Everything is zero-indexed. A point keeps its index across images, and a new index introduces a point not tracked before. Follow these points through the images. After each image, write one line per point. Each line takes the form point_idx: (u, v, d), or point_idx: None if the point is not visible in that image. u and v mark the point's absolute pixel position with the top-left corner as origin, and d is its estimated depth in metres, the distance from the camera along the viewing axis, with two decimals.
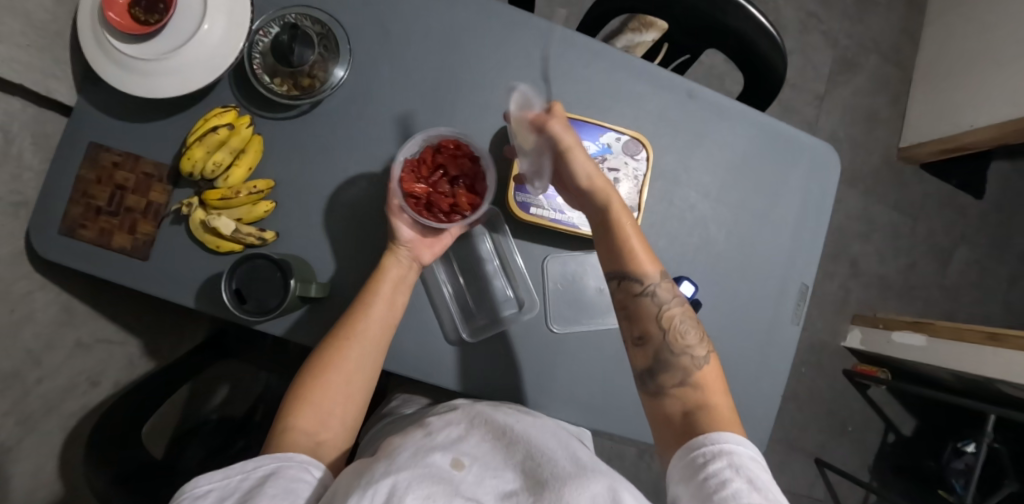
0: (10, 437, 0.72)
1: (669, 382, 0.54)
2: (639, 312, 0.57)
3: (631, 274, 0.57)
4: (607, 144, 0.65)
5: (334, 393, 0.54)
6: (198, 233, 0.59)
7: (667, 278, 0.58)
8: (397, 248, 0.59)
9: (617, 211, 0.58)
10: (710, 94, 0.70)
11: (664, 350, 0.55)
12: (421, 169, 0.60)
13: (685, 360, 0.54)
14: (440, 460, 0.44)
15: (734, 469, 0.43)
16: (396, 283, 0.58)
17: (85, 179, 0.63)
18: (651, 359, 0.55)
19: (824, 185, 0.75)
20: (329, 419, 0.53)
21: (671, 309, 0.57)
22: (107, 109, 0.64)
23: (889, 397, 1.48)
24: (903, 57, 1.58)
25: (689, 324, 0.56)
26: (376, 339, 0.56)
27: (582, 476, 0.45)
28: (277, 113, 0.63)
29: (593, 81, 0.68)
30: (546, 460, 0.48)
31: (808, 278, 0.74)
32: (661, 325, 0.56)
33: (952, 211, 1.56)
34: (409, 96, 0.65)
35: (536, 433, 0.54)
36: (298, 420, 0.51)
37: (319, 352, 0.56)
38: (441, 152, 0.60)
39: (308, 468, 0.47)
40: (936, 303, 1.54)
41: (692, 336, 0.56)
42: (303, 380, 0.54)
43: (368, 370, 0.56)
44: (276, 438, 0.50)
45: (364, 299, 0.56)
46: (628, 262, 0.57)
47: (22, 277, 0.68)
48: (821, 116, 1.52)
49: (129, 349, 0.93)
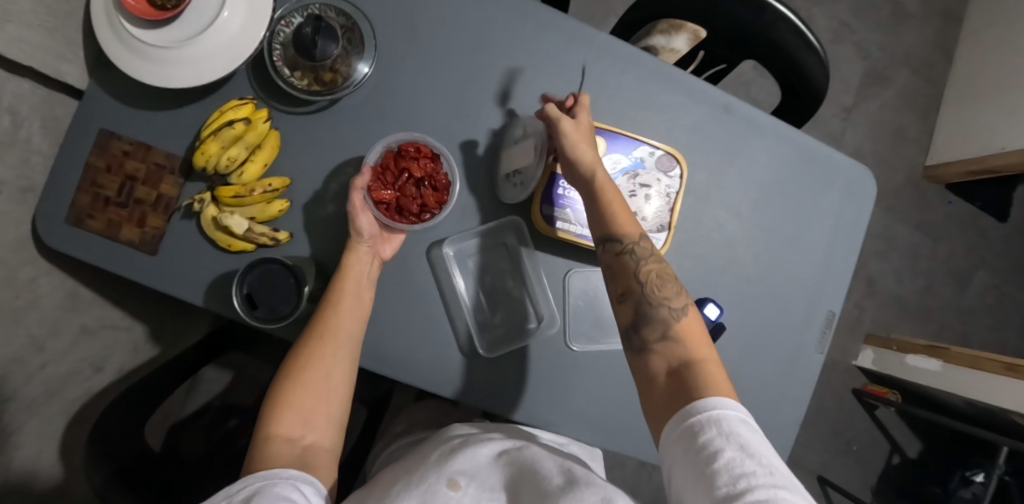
0: (11, 422, 0.70)
1: (652, 336, 0.50)
2: (617, 270, 0.54)
3: (612, 233, 0.55)
4: (640, 158, 0.61)
5: (314, 395, 0.50)
6: (210, 230, 0.57)
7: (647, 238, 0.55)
8: (355, 245, 0.56)
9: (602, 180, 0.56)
10: (747, 109, 0.67)
11: (642, 303, 0.52)
12: (383, 175, 0.57)
13: (663, 312, 0.51)
14: (434, 484, 0.44)
15: (727, 437, 0.39)
16: (360, 279, 0.56)
17: (95, 167, 0.60)
18: (632, 315, 0.52)
19: (859, 210, 0.72)
20: (312, 420, 0.49)
21: (649, 266, 0.54)
22: (121, 95, 0.62)
23: (897, 419, 1.45)
24: (935, 72, 1.54)
25: (667, 279, 0.54)
26: (350, 331, 0.53)
27: (572, 490, 0.43)
28: (295, 108, 0.61)
29: (627, 90, 0.65)
30: (541, 478, 0.46)
31: (836, 305, 0.72)
32: (640, 280, 0.53)
33: (974, 234, 1.52)
34: (434, 96, 0.62)
35: (529, 453, 0.52)
36: (280, 428, 0.47)
37: (293, 355, 0.52)
38: (401, 155, 0.57)
39: (295, 485, 0.41)
40: (952, 326, 1.50)
41: (670, 290, 0.53)
42: (279, 388, 0.50)
43: (346, 365, 0.53)
44: (257, 450, 0.46)
45: (330, 296, 0.54)
46: (610, 222, 0.55)
47: (28, 263, 0.66)
48: (846, 129, 1.48)
49: (134, 336, 0.92)
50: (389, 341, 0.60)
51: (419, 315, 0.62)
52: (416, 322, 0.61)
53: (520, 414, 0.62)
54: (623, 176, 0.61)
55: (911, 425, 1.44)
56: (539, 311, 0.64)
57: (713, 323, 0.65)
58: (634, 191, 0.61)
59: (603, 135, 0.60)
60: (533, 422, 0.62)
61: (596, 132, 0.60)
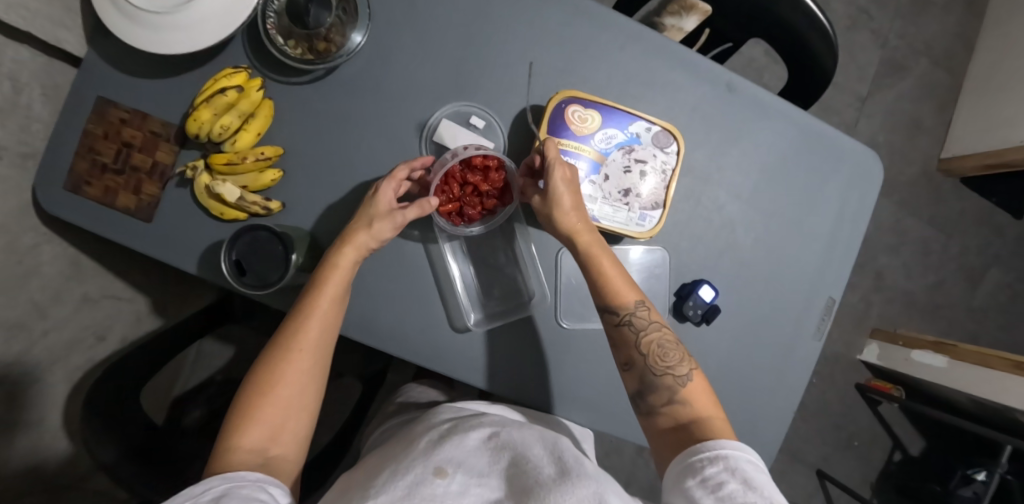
0: (15, 386, 0.72)
1: (657, 404, 0.52)
2: (618, 341, 0.56)
3: (609, 304, 0.56)
4: (636, 134, 0.59)
5: (280, 407, 0.49)
6: (203, 199, 0.57)
7: (647, 303, 0.56)
8: (353, 238, 0.54)
9: (590, 253, 0.56)
10: (751, 89, 0.65)
11: (646, 374, 0.53)
12: (448, 188, 0.58)
13: (667, 380, 0.52)
14: (420, 475, 0.42)
15: (730, 471, 0.42)
16: (342, 281, 0.54)
17: (92, 134, 0.61)
18: (637, 383, 0.54)
19: (864, 193, 0.71)
20: (279, 433, 0.49)
21: (650, 334, 0.54)
22: (120, 63, 0.62)
23: (900, 415, 1.42)
24: (955, 62, 1.49)
25: (670, 343, 0.54)
26: (319, 348, 0.52)
27: (565, 483, 0.42)
28: (289, 78, 0.60)
29: (627, 65, 0.63)
30: (530, 467, 0.45)
31: (836, 292, 0.70)
32: (641, 351, 0.54)
33: (988, 230, 1.48)
34: (430, 68, 0.61)
35: (517, 437, 0.51)
36: (244, 439, 0.47)
37: (261, 365, 0.51)
38: (468, 169, 0.58)
39: (262, 488, 0.42)
40: (960, 324, 1.47)
41: (673, 356, 0.54)
42: (245, 398, 0.49)
43: (314, 379, 0.52)
44: (219, 458, 0.46)
45: (300, 310, 0.52)
46: (606, 293, 0.56)
47: (30, 229, 0.67)
48: (860, 119, 1.45)
49: (137, 307, 0.93)
50: (382, 314, 0.61)
51: (412, 291, 0.61)
52: (408, 298, 0.61)
53: (508, 391, 0.62)
54: (618, 151, 0.60)
55: (913, 422, 1.42)
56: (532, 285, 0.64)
57: (707, 305, 0.63)
58: (628, 167, 0.60)
59: (598, 109, 0.59)
60: (521, 399, 0.62)
61: (591, 106, 0.58)
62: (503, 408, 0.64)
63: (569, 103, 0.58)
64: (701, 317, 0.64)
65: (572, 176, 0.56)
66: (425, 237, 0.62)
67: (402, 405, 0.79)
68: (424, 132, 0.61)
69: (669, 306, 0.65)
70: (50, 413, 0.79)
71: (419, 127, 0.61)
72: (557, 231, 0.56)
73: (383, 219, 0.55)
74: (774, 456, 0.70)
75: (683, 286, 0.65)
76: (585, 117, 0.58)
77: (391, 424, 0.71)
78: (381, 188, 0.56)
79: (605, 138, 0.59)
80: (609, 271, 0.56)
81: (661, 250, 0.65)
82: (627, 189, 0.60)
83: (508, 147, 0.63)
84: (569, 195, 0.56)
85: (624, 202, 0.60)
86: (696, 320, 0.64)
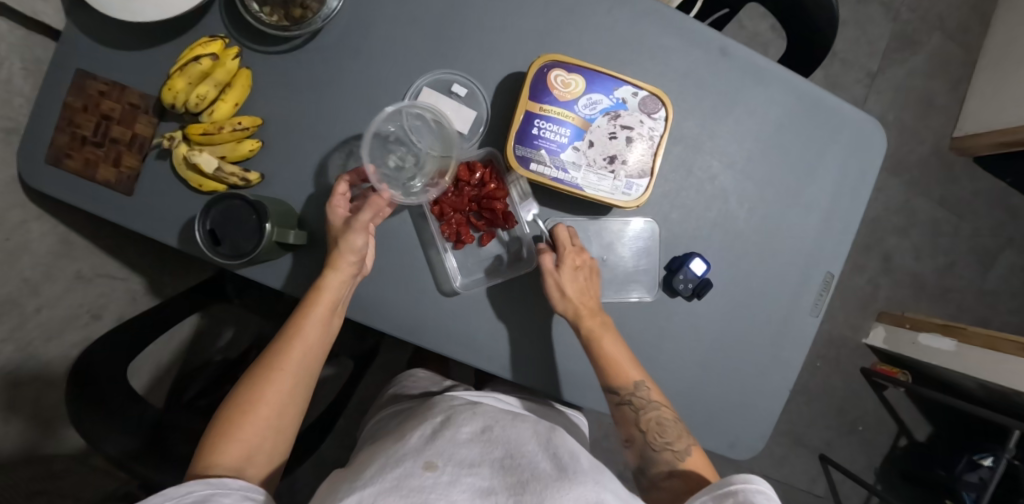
0: (10, 362, 0.72)
1: (655, 478, 0.53)
2: (620, 418, 0.56)
3: (611, 384, 0.56)
4: (622, 99, 0.57)
5: (261, 427, 0.48)
6: (182, 170, 0.56)
7: (648, 382, 0.56)
8: (338, 261, 0.53)
9: (594, 338, 0.56)
10: (744, 53, 0.63)
11: (646, 449, 0.54)
12: (454, 212, 0.60)
13: (665, 456, 0.53)
14: (408, 468, 0.39)
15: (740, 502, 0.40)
16: (332, 305, 0.54)
17: (72, 106, 0.60)
18: (638, 458, 0.55)
19: (865, 165, 0.68)
20: (256, 453, 0.48)
21: (650, 412, 0.55)
22: (97, 34, 0.61)
23: (906, 400, 1.39)
24: (970, 37, 1.43)
25: (668, 420, 0.55)
26: (306, 369, 0.52)
27: (563, 479, 0.41)
28: (268, 47, 0.59)
29: (615, 29, 0.61)
30: (524, 461, 0.43)
31: (834, 267, 0.68)
32: (641, 428, 0.55)
33: (1001, 211, 1.44)
34: (412, 34, 0.59)
35: (510, 432, 0.48)
36: (224, 455, 0.46)
37: (242, 385, 0.50)
38: (486, 203, 0.59)
39: (245, 499, 0.42)
40: (971, 308, 1.43)
41: (672, 433, 0.54)
42: (225, 414, 0.48)
43: (297, 401, 0.52)
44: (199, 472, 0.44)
45: (290, 330, 0.52)
46: (610, 373, 0.56)
47: (17, 205, 0.67)
48: (870, 97, 1.40)
49: (131, 286, 0.93)
50: (362, 288, 0.59)
51: (396, 266, 0.60)
52: (392, 274, 0.60)
53: (492, 367, 0.61)
54: (603, 117, 0.57)
55: (920, 407, 1.39)
56: (516, 238, 0.63)
57: (698, 279, 0.61)
58: (615, 133, 0.58)
59: (583, 73, 0.57)
60: (506, 375, 0.61)
61: (575, 70, 0.56)
62: (505, 400, 0.61)
63: (552, 67, 0.56)
64: (693, 289, 0.62)
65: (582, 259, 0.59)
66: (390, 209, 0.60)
67: (394, 396, 0.77)
68: (405, 98, 0.60)
69: (659, 280, 0.63)
70: (46, 390, 0.80)
71: (400, 97, 0.60)
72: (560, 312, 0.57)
73: (355, 250, 0.53)
74: (769, 435, 0.68)
75: (673, 260, 0.63)
76: (569, 81, 0.56)
77: (384, 415, 0.69)
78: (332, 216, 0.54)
79: (589, 104, 0.57)
80: (613, 353, 0.56)
81: (649, 220, 0.63)
82: (613, 156, 0.58)
83: (491, 115, 0.61)
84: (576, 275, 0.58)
85: (610, 170, 0.58)
86: (687, 295, 0.62)
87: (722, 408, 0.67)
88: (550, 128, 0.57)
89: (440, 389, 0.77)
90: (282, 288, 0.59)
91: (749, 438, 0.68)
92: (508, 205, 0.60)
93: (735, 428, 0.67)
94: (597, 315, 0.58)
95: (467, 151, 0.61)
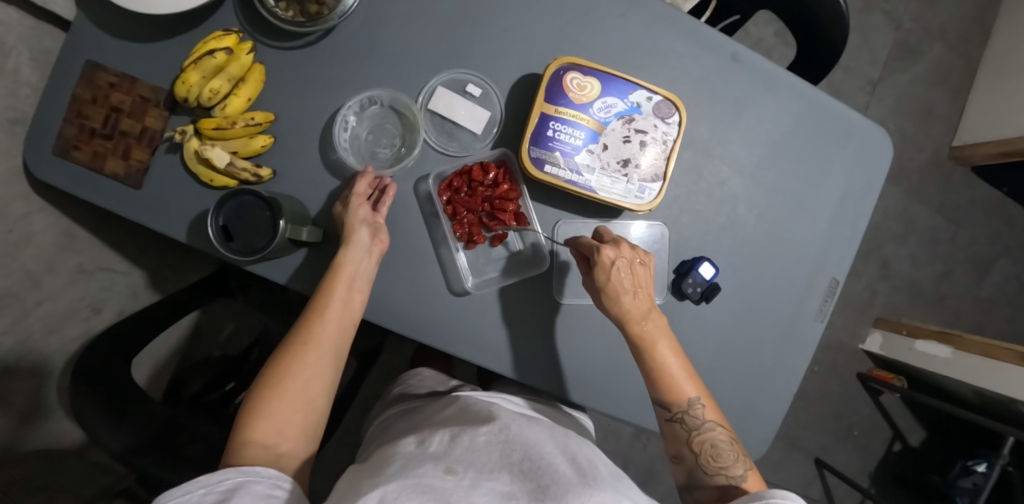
0: (10, 355, 0.71)
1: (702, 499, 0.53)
2: (670, 434, 0.56)
3: (664, 400, 0.55)
4: (637, 103, 0.58)
5: (293, 402, 0.48)
6: (193, 164, 0.55)
7: (704, 400, 0.54)
8: (351, 237, 0.53)
9: (650, 350, 0.54)
10: (757, 59, 0.63)
11: (696, 469, 0.54)
12: (467, 212, 0.59)
13: (718, 481, 0.52)
14: (428, 469, 0.40)
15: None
16: (350, 281, 0.53)
17: (80, 98, 0.59)
18: (685, 475, 0.55)
19: (873, 173, 0.68)
20: (288, 427, 0.47)
21: (705, 433, 0.54)
22: (107, 26, 0.60)
23: (902, 405, 1.41)
24: (971, 47, 1.45)
25: (724, 443, 0.53)
26: (333, 341, 0.52)
27: (584, 484, 0.41)
28: (282, 42, 0.59)
29: (629, 32, 0.61)
30: (545, 463, 0.43)
31: (840, 273, 0.68)
32: (693, 449, 0.54)
33: (997, 220, 1.45)
34: (427, 33, 0.59)
35: (528, 433, 0.48)
36: (256, 433, 0.46)
37: (273, 362, 0.50)
38: (499, 204, 0.59)
39: (275, 488, 0.41)
40: (966, 315, 1.45)
41: (727, 457, 0.53)
42: (258, 392, 0.48)
43: (326, 375, 0.51)
44: (231, 452, 0.45)
45: (316, 303, 0.52)
46: (664, 389, 0.54)
47: (21, 197, 0.66)
48: (871, 104, 1.41)
49: (133, 280, 0.92)
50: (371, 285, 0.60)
51: (407, 265, 0.60)
52: (403, 273, 0.60)
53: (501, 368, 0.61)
54: (618, 121, 0.58)
55: (915, 413, 1.40)
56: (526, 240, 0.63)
57: (707, 283, 0.62)
58: (628, 137, 0.58)
59: (598, 76, 0.57)
60: (514, 376, 0.61)
61: (590, 73, 0.57)
62: (513, 400, 0.61)
63: (568, 70, 0.56)
64: (701, 293, 0.62)
65: (644, 259, 0.56)
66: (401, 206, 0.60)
67: (400, 395, 0.77)
68: (420, 97, 0.60)
69: (668, 283, 0.64)
70: (44, 385, 0.79)
71: (413, 96, 0.60)
72: (614, 316, 0.55)
73: (360, 219, 0.54)
74: (773, 438, 0.69)
75: (683, 263, 0.63)
76: (584, 84, 0.56)
77: (391, 414, 0.69)
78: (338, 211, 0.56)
79: (604, 107, 0.57)
80: (668, 366, 0.55)
81: (660, 224, 0.64)
82: (627, 159, 0.58)
83: (505, 116, 0.61)
84: (639, 278, 0.55)
85: (623, 174, 0.58)
86: (696, 299, 0.62)
87: (728, 411, 0.67)
88: (564, 130, 0.57)
89: (445, 389, 0.77)
90: (292, 285, 0.59)
91: (754, 441, 0.68)
92: (520, 206, 0.61)
93: (740, 431, 0.68)
94: (655, 324, 0.55)
95: (479, 151, 0.61)
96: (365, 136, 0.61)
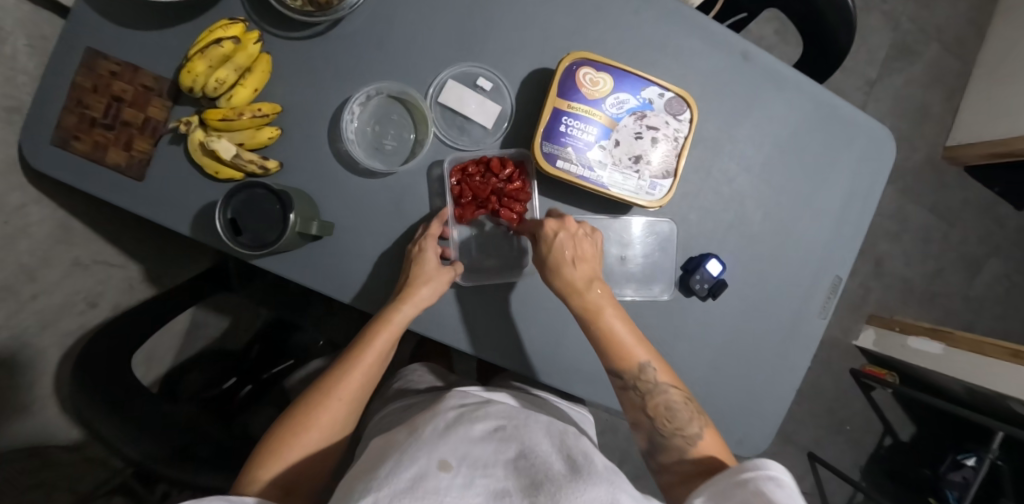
0: (5, 350, 0.69)
1: (666, 462, 0.52)
2: (626, 402, 0.55)
3: (615, 369, 0.53)
4: (649, 100, 0.58)
5: (307, 451, 0.49)
6: (197, 156, 0.54)
7: (654, 363, 0.53)
8: (411, 297, 0.54)
9: (593, 317, 0.54)
10: (765, 58, 0.63)
11: (655, 434, 0.53)
12: (472, 200, 0.59)
13: (677, 443, 0.51)
14: (422, 471, 0.37)
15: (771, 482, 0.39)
16: (393, 338, 0.54)
17: (81, 87, 0.57)
18: (647, 440, 0.54)
19: (876, 172, 0.69)
20: (302, 473, 0.50)
21: (658, 397, 0.52)
22: (108, 12, 0.58)
23: (893, 401, 1.43)
24: (966, 49, 1.47)
25: (677, 403, 0.52)
26: (360, 399, 0.53)
27: (573, 480, 0.38)
28: (290, 32, 0.58)
29: (640, 29, 0.61)
30: (537, 462, 0.40)
31: (843, 271, 0.69)
32: (648, 414, 0.53)
33: (988, 220, 1.48)
34: (437, 25, 0.59)
35: (523, 433, 0.45)
36: (269, 473, 0.48)
37: (300, 404, 0.51)
38: (505, 200, 0.59)
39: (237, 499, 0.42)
40: (957, 313, 1.47)
41: (682, 418, 0.52)
42: (279, 431, 0.50)
43: (346, 425, 0.53)
44: (245, 486, 0.47)
45: (355, 355, 0.53)
46: (611, 356, 0.53)
47: (17, 188, 0.64)
48: (868, 104, 1.43)
49: (130, 273, 0.91)
50: (379, 280, 0.59)
51: None
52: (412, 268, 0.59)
53: (508, 363, 0.61)
54: (630, 117, 0.58)
55: (905, 408, 1.43)
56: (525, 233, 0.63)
57: (715, 279, 0.62)
58: (640, 133, 0.58)
59: (611, 72, 0.57)
60: (522, 370, 0.62)
61: (603, 69, 0.56)
62: (509, 396, 0.61)
63: (581, 65, 0.56)
64: (709, 290, 0.63)
65: (590, 233, 0.57)
66: (408, 203, 0.59)
67: (399, 391, 0.76)
68: (431, 90, 0.59)
69: (676, 280, 0.64)
70: (39, 380, 0.77)
71: (422, 90, 0.59)
72: (558, 285, 0.55)
73: (423, 279, 0.54)
74: (774, 435, 0.69)
75: (690, 260, 0.63)
76: (597, 80, 0.56)
77: (392, 409, 0.68)
78: (423, 258, 0.55)
79: (616, 103, 0.57)
80: (613, 332, 0.53)
81: (669, 221, 0.64)
82: (638, 155, 0.58)
83: (516, 111, 0.61)
84: (583, 249, 0.55)
85: (635, 170, 0.58)
86: (704, 295, 0.63)
87: (731, 407, 0.68)
88: (577, 126, 0.57)
89: (445, 385, 0.77)
90: (297, 280, 0.58)
91: (756, 437, 0.69)
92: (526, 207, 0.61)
93: (742, 427, 0.68)
94: (596, 288, 0.55)
95: (490, 146, 0.61)
96: (371, 129, 0.60)
